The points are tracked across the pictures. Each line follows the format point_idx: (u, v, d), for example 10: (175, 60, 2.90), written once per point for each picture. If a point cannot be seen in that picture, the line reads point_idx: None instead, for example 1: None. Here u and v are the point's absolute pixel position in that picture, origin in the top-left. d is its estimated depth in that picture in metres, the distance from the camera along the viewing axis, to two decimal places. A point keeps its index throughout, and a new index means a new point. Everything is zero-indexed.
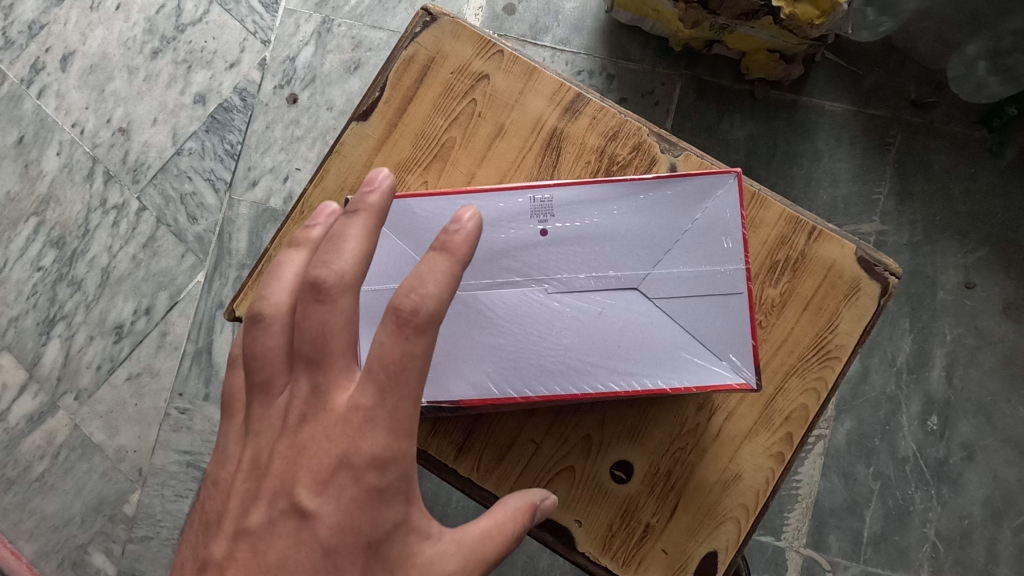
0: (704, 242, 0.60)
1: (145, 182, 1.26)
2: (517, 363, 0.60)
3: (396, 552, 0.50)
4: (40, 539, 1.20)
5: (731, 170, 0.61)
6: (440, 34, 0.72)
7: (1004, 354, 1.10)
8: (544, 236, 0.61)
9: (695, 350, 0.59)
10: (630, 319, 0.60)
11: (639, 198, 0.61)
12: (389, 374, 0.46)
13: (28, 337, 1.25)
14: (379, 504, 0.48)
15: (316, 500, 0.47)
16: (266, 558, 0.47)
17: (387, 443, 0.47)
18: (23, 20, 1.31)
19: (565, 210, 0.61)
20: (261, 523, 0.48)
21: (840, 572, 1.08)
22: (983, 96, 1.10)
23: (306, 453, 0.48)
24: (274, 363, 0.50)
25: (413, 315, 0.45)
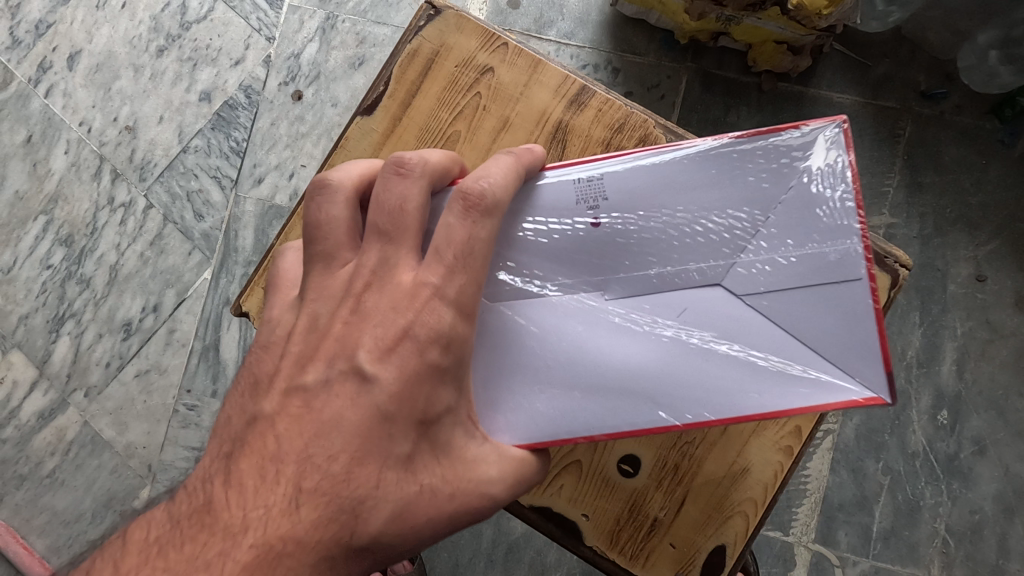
0: (802, 217, 0.49)
1: (152, 180, 1.27)
2: (557, 396, 0.51)
3: (448, 436, 0.50)
4: (50, 536, 1.21)
5: (839, 118, 0.51)
6: (444, 27, 0.71)
7: (1016, 348, 1.08)
8: (596, 225, 0.52)
9: (799, 358, 0.47)
10: (707, 325, 0.50)
11: (712, 169, 0.52)
12: (459, 257, 0.48)
13: (38, 335, 1.26)
14: (437, 383, 0.48)
15: (376, 367, 0.48)
16: (315, 415, 0.48)
17: (453, 323, 0.48)
18: (30, 19, 1.31)
19: (618, 193, 0.53)
20: (316, 381, 0.49)
21: (850, 567, 1.07)
22: (995, 85, 1.08)
23: (369, 321, 0.49)
24: (335, 239, 0.51)
25: (480, 197, 0.48)
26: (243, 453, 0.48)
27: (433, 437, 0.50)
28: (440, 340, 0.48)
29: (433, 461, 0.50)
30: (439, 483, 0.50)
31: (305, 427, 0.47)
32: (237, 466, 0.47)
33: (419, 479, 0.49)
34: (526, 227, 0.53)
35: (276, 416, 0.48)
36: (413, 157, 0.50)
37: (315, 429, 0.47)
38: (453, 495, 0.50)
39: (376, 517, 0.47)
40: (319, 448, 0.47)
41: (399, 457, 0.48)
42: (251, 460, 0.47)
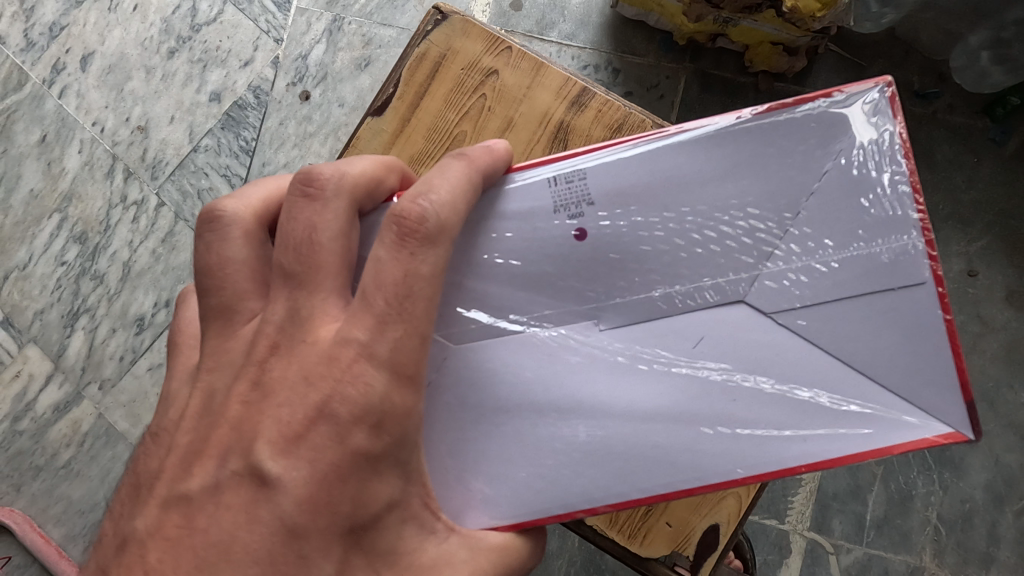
0: (845, 213, 0.48)
1: (164, 178, 1.30)
2: (544, 461, 0.49)
3: (392, 539, 0.46)
4: (67, 525, 1.24)
5: (883, 79, 0.48)
6: (450, 31, 0.74)
7: (1007, 341, 1.11)
8: (581, 236, 0.49)
9: (852, 382, 0.46)
10: (734, 356, 0.48)
11: (726, 155, 0.49)
12: (393, 303, 0.44)
13: (53, 330, 1.29)
14: (367, 475, 0.44)
15: (279, 467, 0.43)
16: (207, 539, 0.43)
17: (385, 391, 0.44)
18: (44, 22, 1.35)
19: (604, 195, 0.49)
20: (203, 488, 0.45)
21: (843, 554, 1.10)
22: (986, 85, 1.11)
23: (274, 404, 0.45)
24: (238, 286, 0.49)
25: (419, 224, 0.45)
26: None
27: (369, 543, 0.46)
28: (368, 417, 0.44)
29: (373, 573, 0.46)
30: None
31: (200, 557, 0.42)
32: None
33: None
34: (491, 244, 0.50)
35: (151, 540, 0.44)
36: (325, 174, 0.47)
37: (199, 560, 0.42)
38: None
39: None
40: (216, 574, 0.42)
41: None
42: None
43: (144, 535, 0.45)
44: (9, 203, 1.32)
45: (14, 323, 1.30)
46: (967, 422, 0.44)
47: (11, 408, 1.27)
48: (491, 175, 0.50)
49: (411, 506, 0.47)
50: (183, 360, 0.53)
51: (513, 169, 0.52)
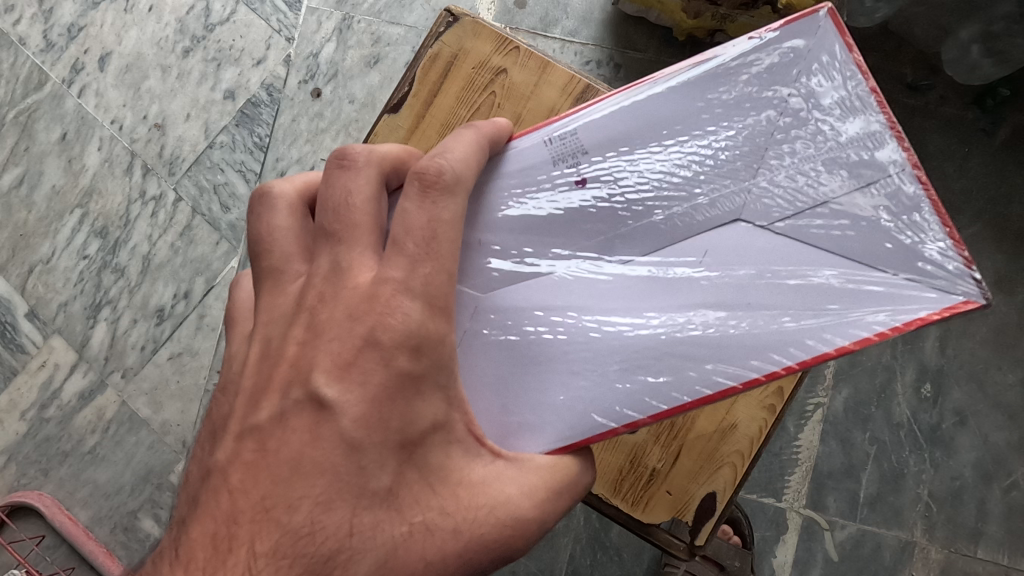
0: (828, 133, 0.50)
1: (181, 174, 1.35)
2: (568, 385, 0.50)
3: (439, 458, 0.50)
4: (93, 507, 1.29)
5: (821, 6, 0.52)
6: (461, 32, 0.78)
7: (995, 325, 1.15)
8: (581, 183, 0.54)
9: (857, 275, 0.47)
10: (743, 263, 0.49)
11: (695, 94, 0.54)
12: (421, 244, 0.48)
13: (77, 321, 1.34)
14: (413, 395, 0.49)
15: (335, 392, 0.48)
16: (281, 457, 0.48)
17: (421, 319, 0.48)
18: (63, 23, 1.39)
19: (597, 146, 0.55)
20: (271, 417, 0.50)
21: (838, 530, 1.15)
22: (977, 77, 1.14)
23: (325, 337, 0.50)
24: (281, 252, 0.54)
25: (438, 176, 0.49)
26: (196, 518, 0.49)
27: (420, 461, 0.50)
28: (408, 342, 0.48)
29: (427, 488, 0.50)
30: (447, 504, 0.50)
31: (272, 474, 0.48)
32: (191, 531, 0.48)
33: (408, 517, 0.50)
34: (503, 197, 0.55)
35: (230, 466, 0.49)
36: (355, 149, 0.52)
37: (273, 477, 0.48)
38: (457, 529, 0.50)
39: (364, 564, 0.48)
40: (290, 490, 0.47)
41: (378, 492, 0.49)
42: (208, 517, 0.48)
43: (228, 462, 0.49)
44: (32, 199, 1.37)
45: (38, 314, 1.35)
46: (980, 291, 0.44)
47: (38, 396, 1.33)
48: (495, 144, 0.56)
49: (456, 431, 0.50)
50: (240, 328, 0.58)
51: (514, 137, 0.58)
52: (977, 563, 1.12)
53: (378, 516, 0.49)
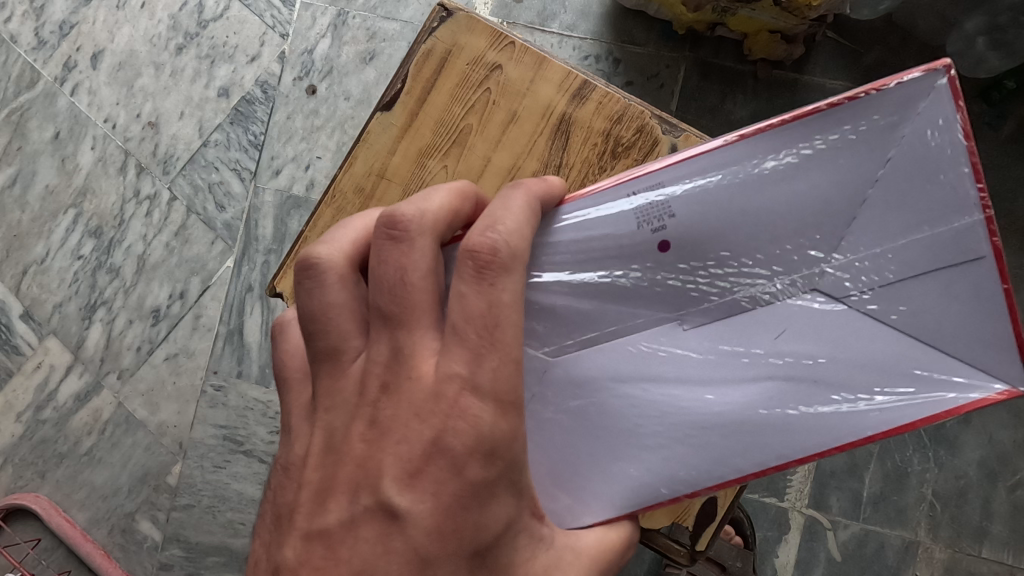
0: (898, 191, 0.45)
1: (175, 173, 1.33)
2: (636, 458, 0.49)
3: (510, 552, 0.47)
4: (90, 509, 1.28)
5: (939, 65, 0.45)
6: (455, 27, 0.77)
7: None
8: (664, 250, 0.49)
9: (919, 360, 0.45)
10: (814, 338, 0.47)
11: (805, 157, 0.47)
12: (482, 333, 0.43)
13: (71, 322, 1.33)
14: (482, 497, 0.44)
15: (405, 495, 0.44)
16: (354, 564, 0.45)
17: (493, 421, 0.43)
18: (54, 20, 1.38)
19: (690, 215, 0.48)
20: (341, 522, 0.46)
21: (841, 530, 1.14)
22: (983, 70, 1.12)
23: (394, 439, 0.45)
24: (342, 328, 0.49)
25: (492, 254, 0.44)
26: None
27: (490, 559, 0.46)
28: (480, 446, 0.43)
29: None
30: None
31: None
32: None
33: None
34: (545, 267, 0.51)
35: (302, 569, 0.46)
36: (407, 215, 0.46)
37: None
38: None
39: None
40: None
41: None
42: None
43: (303, 564, 0.46)
44: (26, 199, 1.35)
45: (33, 315, 1.34)
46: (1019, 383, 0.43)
47: (34, 398, 1.32)
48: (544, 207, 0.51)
49: (523, 519, 0.47)
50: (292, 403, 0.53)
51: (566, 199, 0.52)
52: (982, 563, 1.11)
53: None
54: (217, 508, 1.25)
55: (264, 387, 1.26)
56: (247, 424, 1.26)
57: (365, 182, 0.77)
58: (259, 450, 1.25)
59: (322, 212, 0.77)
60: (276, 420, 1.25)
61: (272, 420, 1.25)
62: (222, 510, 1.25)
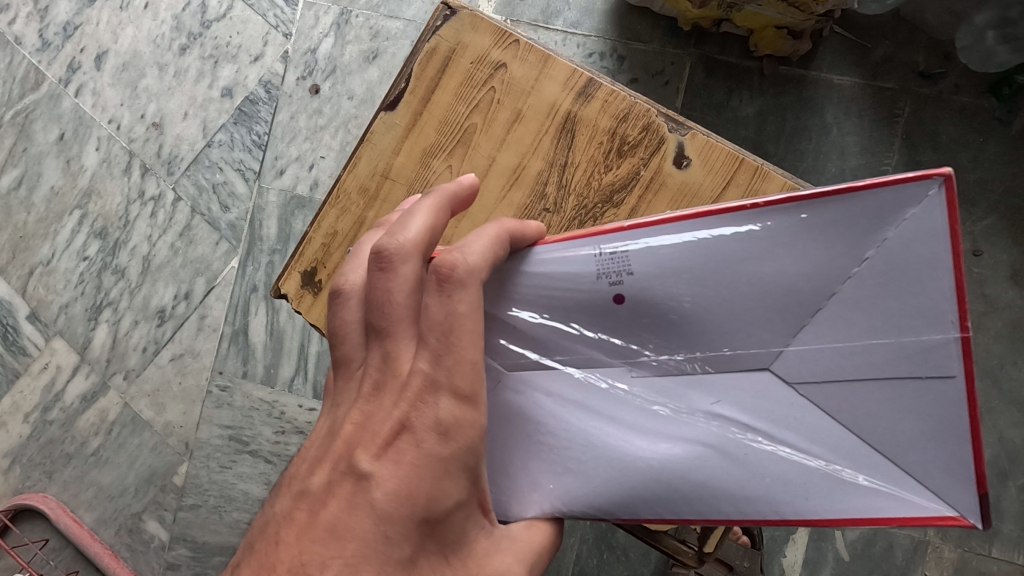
0: (874, 271, 0.42)
1: (180, 174, 1.33)
2: (564, 479, 0.47)
3: (460, 529, 0.46)
4: (97, 509, 1.29)
5: (937, 171, 0.41)
6: (459, 26, 0.76)
7: (1011, 320, 1.12)
8: (619, 303, 0.47)
9: (867, 459, 0.42)
10: (757, 409, 0.45)
11: (771, 238, 0.44)
12: (441, 338, 0.43)
13: (78, 322, 1.33)
14: (441, 474, 0.43)
15: (372, 464, 0.44)
16: (320, 522, 0.44)
17: (452, 406, 0.43)
18: (58, 22, 1.38)
19: (642, 269, 0.46)
20: (320, 484, 0.46)
21: (849, 529, 1.13)
22: (993, 65, 1.11)
23: (372, 417, 0.45)
24: (349, 341, 0.48)
25: (451, 271, 0.43)
26: (242, 568, 0.45)
27: (443, 534, 0.45)
28: (439, 424, 0.43)
29: (443, 560, 0.45)
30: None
31: (307, 535, 0.44)
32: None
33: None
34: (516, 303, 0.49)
35: (283, 521, 0.46)
36: (389, 245, 0.46)
37: (315, 538, 0.43)
38: None
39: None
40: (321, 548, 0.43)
41: (399, 564, 0.43)
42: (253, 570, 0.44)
43: (283, 514, 0.46)
44: (31, 201, 1.36)
45: (40, 316, 1.34)
46: (978, 515, 0.40)
47: (41, 398, 1.32)
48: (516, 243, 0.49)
49: (478, 501, 0.46)
50: None
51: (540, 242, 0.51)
52: (992, 563, 1.10)
53: None
54: (224, 508, 1.25)
55: (270, 388, 1.26)
56: (253, 424, 1.26)
57: (369, 182, 0.76)
58: (265, 450, 1.25)
59: (325, 213, 0.76)
60: (281, 420, 1.25)
61: (277, 420, 1.25)
62: (228, 510, 1.25)
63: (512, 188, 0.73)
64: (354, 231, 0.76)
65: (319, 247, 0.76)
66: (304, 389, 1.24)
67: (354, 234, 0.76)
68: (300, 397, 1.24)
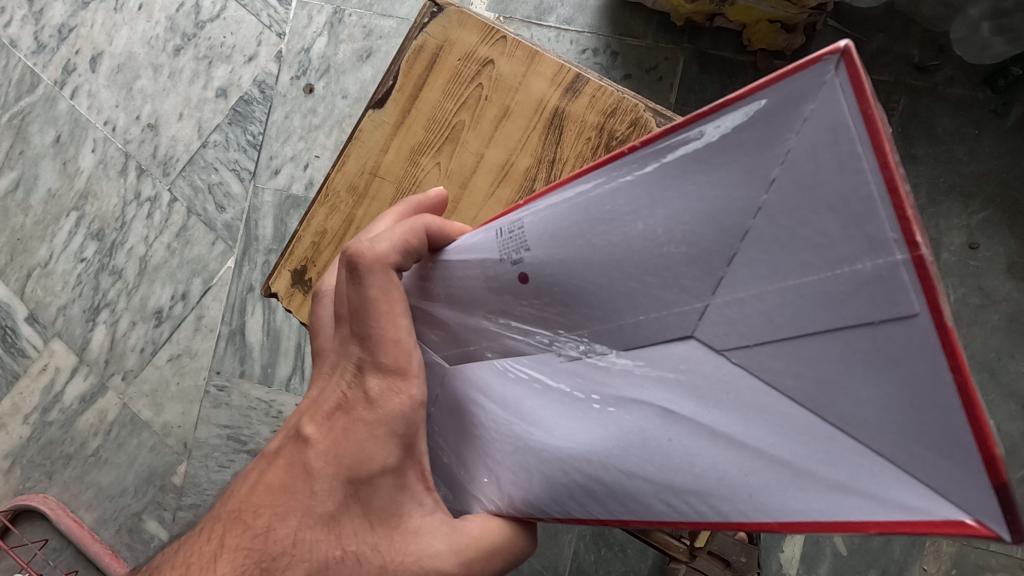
0: (790, 207, 0.36)
1: (175, 175, 1.34)
2: (501, 473, 0.49)
3: (386, 499, 0.50)
4: (97, 509, 1.29)
5: (829, 48, 0.34)
6: (446, 23, 0.76)
7: (1008, 313, 1.12)
8: (523, 282, 0.47)
9: (823, 440, 0.37)
10: (682, 390, 0.42)
11: (661, 180, 0.41)
12: (360, 321, 0.50)
13: (76, 324, 1.34)
14: (366, 438, 0.49)
15: (313, 429, 0.51)
16: (261, 478, 0.51)
17: (378, 378, 0.50)
18: (53, 24, 1.38)
19: (537, 241, 0.46)
20: (270, 444, 0.53)
21: None
22: (989, 56, 1.10)
23: (321, 388, 0.53)
24: (320, 333, 0.57)
25: (362, 257, 0.49)
26: (206, 514, 0.53)
27: (366, 498, 0.49)
28: (365, 394, 0.50)
29: (366, 525, 0.49)
30: (387, 544, 0.49)
31: (250, 490, 0.51)
32: (201, 521, 0.53)
33: (344, 542, 0.48)
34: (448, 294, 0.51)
35: (240, 476, 0.53)
36: None
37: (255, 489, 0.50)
38: (386, 565, 0.48)
39: None
40: (260, 497, 0.50)
41: (322, 516, 0.49)
42: (210, 516, 0.52)
43: (241, 474, 0.53)
44: (28, 203, 1.36)
45: (38, 318, 1.35)
46: (997, 516, 0.32)
47: (41, 400, 1.33)
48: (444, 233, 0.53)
49: (405, 475, 0.50)
50: None
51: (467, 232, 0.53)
52: (991, 556, 1.09)
53: (320, 537, 0.48)
54: None
55: (266, 387, 1.26)
56: (251, 424, 1.26)
57: (358, 180, 0.76)
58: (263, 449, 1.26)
59: (315, 211, 0.77)
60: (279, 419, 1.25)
61: (274, 420, 1.26)
62: None
63: (500, 184, 0.73)
64: (343, 229, 0.76)
65: (310, 245, 0.76)
66: (300, 388, 1.24)
67: (344, 232, 0.76)
68: (297, 396, 1.24)
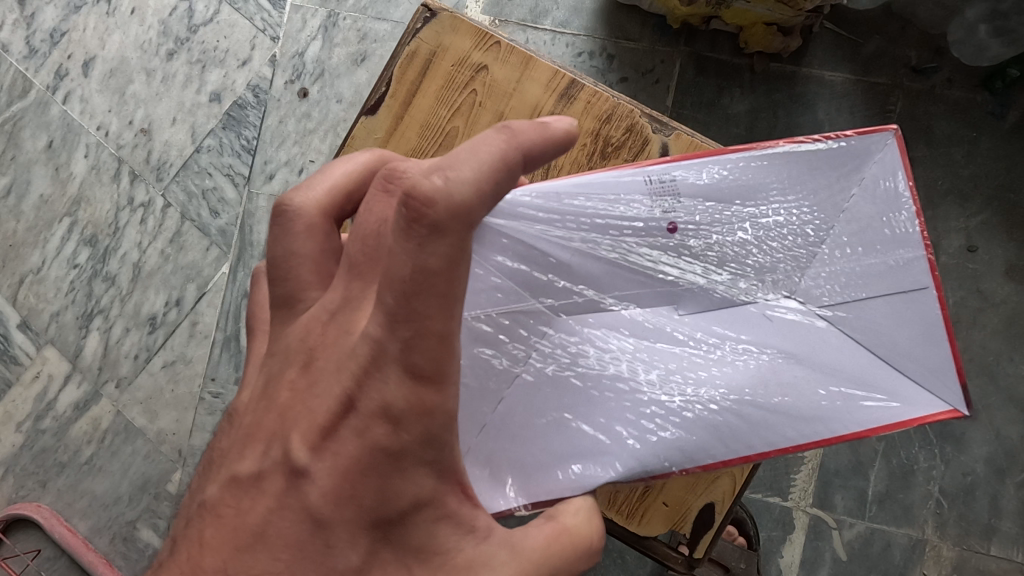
0: (864, 210, 0.55)
1: (169, 180, 1.32)
2: (603, 434, 0.54)
3: (422, 535, 0.47)
4: (91, 518, 1.28)
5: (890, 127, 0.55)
6: (439, 28, 0.75)
7: (1007, 315, 1.11)
8: (671, 230, 0.55)
9: (876, 370, 0.54)
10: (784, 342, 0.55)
11: (786, 177, 0.56)
12: (400, 299, 0.41)
13: (69, 331, 1.33)
14: (393, 469, 0.45)
15: (308, 458, 0.45)
16: (247, 524, 0.45)
17: (401, 388, 0.43)
18: (45, 28, 1.37)
19: (691, 196, 0.55)
20: (250, 473, 0.46)
21: (846, 529, 1.12)
22: (986, 58, 1.10)
23: (314, 392, 0.46)
24: (303, 279, 0.50)
25: (426, 208, 0.39)
26: (167, 566, 0.46)
27: (398, 538, 0.47)
28: (385, 413, 0.43)
29: (402, 568, 0.46)
30: None
31: (234, 541, 0.44)
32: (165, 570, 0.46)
33: None
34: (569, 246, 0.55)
35: (208, 516, 0.46)
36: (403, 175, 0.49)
37: (237, 541, 0.44)
38: None
39: None
40: (257, 550, 0.44)
41: (343, 569, 0.45)
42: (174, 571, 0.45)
43: (211, 507, 0.47)
44: (20, 209, 1.35)
45: (31, 325, 1.33)
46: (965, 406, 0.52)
47: (33, 407, 1.32)
48: (533, 156, 0.43)
49: (444, 505, 0.47)
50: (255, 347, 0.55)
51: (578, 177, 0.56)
52: (991, 561, 1.09)
53: None
54: None
55: None
56: None
57: None
58: None
59: None
60: None
61: None
62: None
63: None
64: None
65: None
66: None
67: None
68: None
